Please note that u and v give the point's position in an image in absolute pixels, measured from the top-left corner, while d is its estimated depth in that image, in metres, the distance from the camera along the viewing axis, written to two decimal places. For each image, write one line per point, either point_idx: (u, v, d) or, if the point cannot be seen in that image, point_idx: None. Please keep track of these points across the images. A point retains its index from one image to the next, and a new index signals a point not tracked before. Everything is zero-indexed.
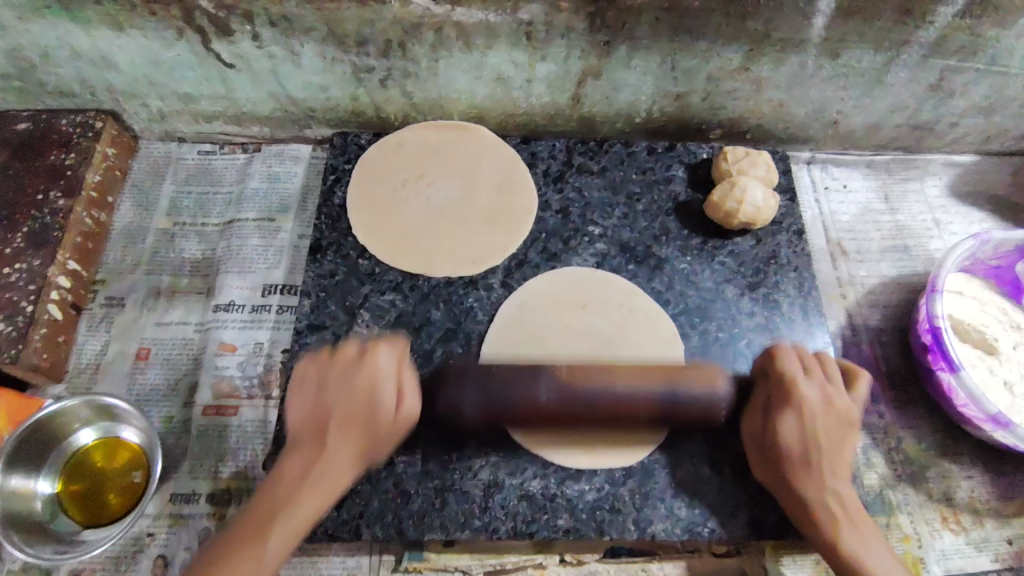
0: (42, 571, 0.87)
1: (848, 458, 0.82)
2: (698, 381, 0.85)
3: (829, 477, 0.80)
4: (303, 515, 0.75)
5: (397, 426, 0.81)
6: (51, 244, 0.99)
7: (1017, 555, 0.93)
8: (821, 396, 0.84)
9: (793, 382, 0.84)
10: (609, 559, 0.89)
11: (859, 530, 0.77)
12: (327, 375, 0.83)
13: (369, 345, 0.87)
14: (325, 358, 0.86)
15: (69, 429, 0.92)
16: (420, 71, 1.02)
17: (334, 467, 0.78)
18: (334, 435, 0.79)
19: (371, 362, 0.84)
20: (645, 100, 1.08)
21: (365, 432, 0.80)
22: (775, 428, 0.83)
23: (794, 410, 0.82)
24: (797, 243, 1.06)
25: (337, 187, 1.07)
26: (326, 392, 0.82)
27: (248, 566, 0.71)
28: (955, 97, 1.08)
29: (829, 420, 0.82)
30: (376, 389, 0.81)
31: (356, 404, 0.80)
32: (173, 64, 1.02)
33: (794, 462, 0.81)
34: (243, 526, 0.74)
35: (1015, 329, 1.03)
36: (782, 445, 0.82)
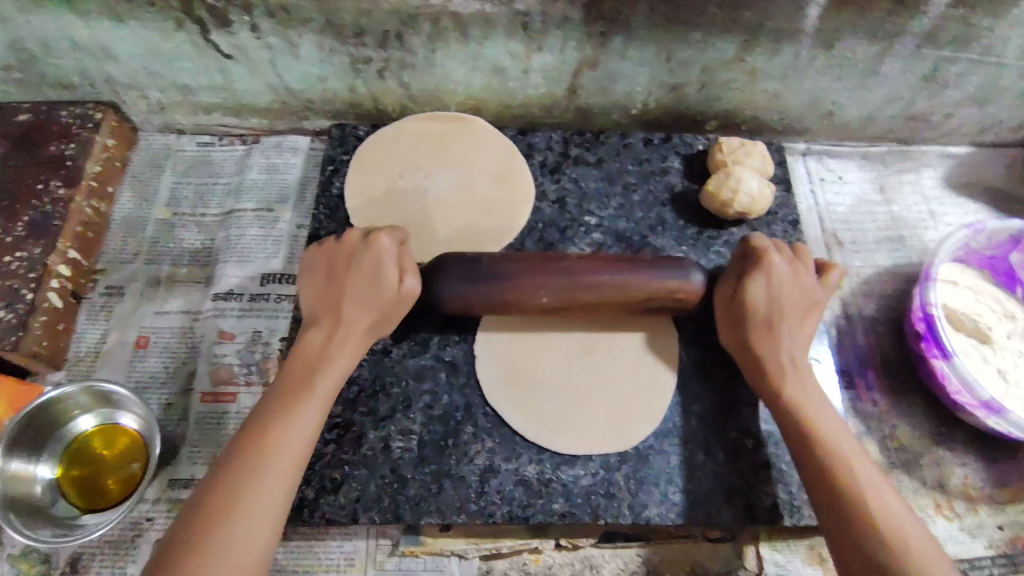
0: (42, 555, 0.88)
1: (810, 326, 0.83)
2: (668, 266, 0.84)
3: (787, 343, 0.81)
4: (334, 374, 0.78)
5: (401, 300, 0.82)
6: (52, 233, 1.00)
7: (1010, 542, 0.93)
8: (790, 266, 0.83)
9: (765, 254, 0.82)
10: (604, 544, 0.90)
11: (807, 384, 0.79)
12: (335, 262, 0.83)
13: (375, 228, 0.85)
14: (330, 245, 0.84)
15: (69, 415, 0.92)
16: (418, 62, 1.02)
17: (348, 340, 0.80)
18: (348, 312, 0.80)
19: (375, 244, 0.82)
20: (641, 91, 1.08)
21: (376, 313, 0.81)
22: (746, 287, 0.81)
23: (763, 278, 0.81)
24: (792, 232, 1.06)
25: (335, 178, 1.08)
26: (332, 279, 0.82)
27: (296, 425, 0.73)
28: (949, 88, 1.09)
29: (796, 292, 0.82)
30: (381, 267, 0.81)
31: (360, 282, 0.81)
32: (172, 55, 1.03)
33: (758, 320, 0.81)
34: (283, 391, 0.76)
35: (1009, 318, 1.03)
36: (751, 303, 0.81)
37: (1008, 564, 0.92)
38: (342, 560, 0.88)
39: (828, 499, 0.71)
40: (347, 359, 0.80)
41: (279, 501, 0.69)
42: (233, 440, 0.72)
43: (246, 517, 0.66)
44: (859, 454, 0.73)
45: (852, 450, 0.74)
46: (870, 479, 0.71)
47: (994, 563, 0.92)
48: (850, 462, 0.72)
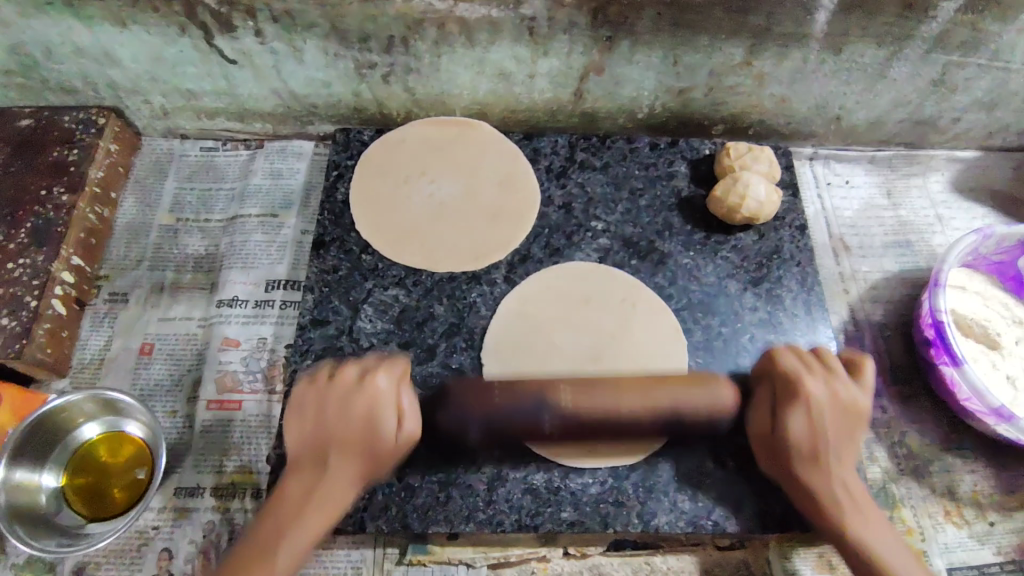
0: (47, 565, 0.87)
1: (855, 444, 0.83)
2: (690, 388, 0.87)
3: (835, 469, 0.80)
4: (304, 538, 0.74)
5: (397, 449, 0.81)
6: (55, 239, 0.99)
7: (1020, 549, 0.93)
8: (827, 387, 0.84)
9: (801, 384, 0.83)
10: (613, 552, 0.89)
11: (863, 514, 0.78)
12: (324, 402, 0.81)
13: (369, 367, 0.85)
14: (321, 387, 0.83)
15: (74, 424, 0.92)
16: (423, 67, 1.02)
17: (335, 494, 0.77)
18: (336, 461, 0.78)
19: (370, 386, 0.82)
20: (647, 96, 1.08)
21: (369, 462, 0.79)
22: (783, 420, 0.82)
23: (802, 408, 0.82)
24: (800, 238, 1.06)
25: (339, 183, 1.07)
26: (327, 411, 0.80)
27: (268, 572, 0.71)
28: (957, 92, 1.08)
29: (837, 419, 0.82)
30: (377, 413, 0.80)
31: (356, 427, 0.79)
32: (176, 60, 1.02)
33: (800, 455, 0.81)
34: (246, 557, 0.72)
35: (1018, 324, 1.03)
36: (789, 436, 0.81)
37: (1018, 572, 0.91)
38: (349, 570, 0.88)
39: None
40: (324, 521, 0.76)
41: None
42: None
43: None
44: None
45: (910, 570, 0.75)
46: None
47: (1005, 571, 0.91)
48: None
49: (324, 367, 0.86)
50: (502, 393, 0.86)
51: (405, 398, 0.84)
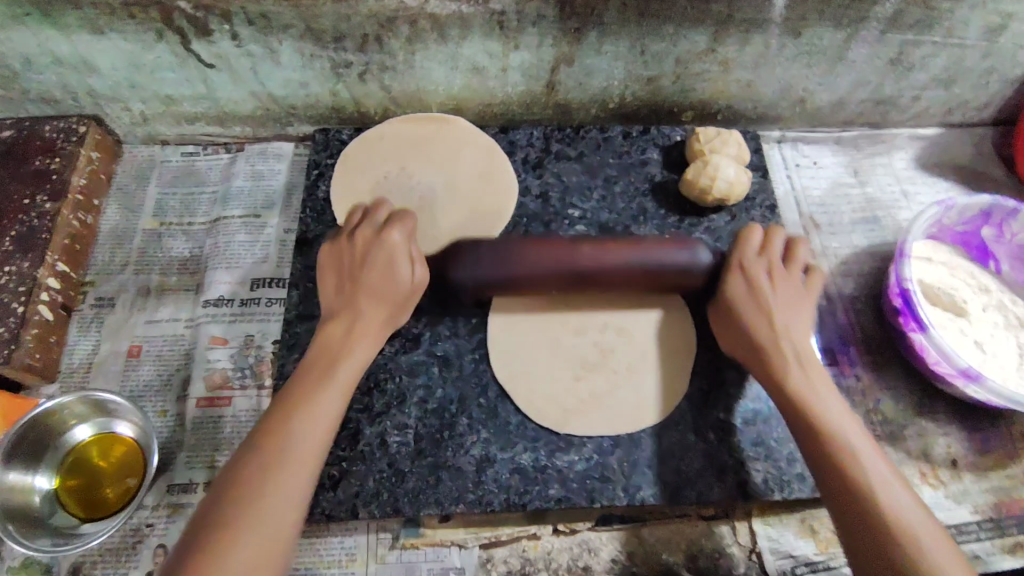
0: (42, 566, 0.88)
1: (795, 315, 0.85)
2: (670, 244, 0.88)
3: (779, 340, 0.83)
4: (352, 367, 0.81)
5: (415, 289, 0.87)
6: (39, 246, 1.01)
7: (995, 506, 0.96)
8: (768, 276, 0.86)
9: (740, 262, 0.87)
10: (601, 527, 0.92)
11: (792, 338, 0.83)
12: (344, 262, 0.86)
13: (384, 220, 0.89)
14: (340, 245, 0.88)
15: (66, 426, 0.93)
16: (398, 64, 1.04)
17: (366, 336, 0.84)
18: (364, 300, 0.84)
19: (387, 237, 0.86)
20: (617, 85, 1.11)
21: (393, 305, 0.86)
22: (725, 282, 0.87)
23: (746, 281, 0.86)
24: (770, 217, 1.09)
25: (320, 182, 1.09)
26: (349, 265, 0.86)
27: (316, 412, 0.76)
28: (915, 71, 1.12)
29: (787, 293, 0.86)
30: (395, 268, 0.85)
31: (377, 279, 0.85)
32: (153, 66, 1.04)
33: (760, 319, 0.84)
34: (292, 395, 0.77)
35: (984, 291, 1.07)
36: (734, 311, 0.86)
37: (995, 528, 0.95)
38: (344, 556, 0.90)
39: (815, 443, 0.76)
40: (368, 349, 0.84)
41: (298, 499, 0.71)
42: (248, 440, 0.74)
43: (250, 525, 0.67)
44: (853, 430, 0.77)
45: (858, 442, 0.75)
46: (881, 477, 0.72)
47: (982, 528, 0.95)
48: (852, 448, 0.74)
49: (339, 230, 0.91)
50: (536, 251, 0.87)
51: (418, 252, 0.88)
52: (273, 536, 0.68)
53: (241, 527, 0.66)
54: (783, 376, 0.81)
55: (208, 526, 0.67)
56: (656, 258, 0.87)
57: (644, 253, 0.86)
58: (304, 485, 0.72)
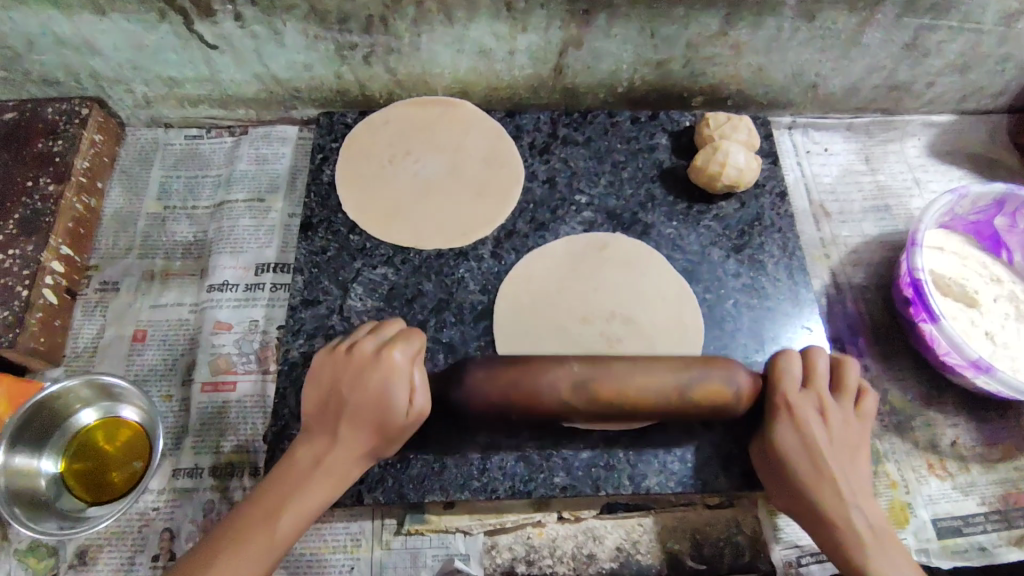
0: (50, 548, 0.89)
1: (855, 466, 0.77)
2: (716, 366, 0.76)
3: (838, 483, 0.76)
4: (307, 505, 0.72)
5: (409, 423, 0.76)
6: (43, 229, 1.00)
7: (1002, 498, 0.95)
8: (822, 420, 0.78)
9: (789, 402, 0.78)
10: (606, 515, 0.92)
11: (850, 484, 0.76)
12: (340, 378, 0.76)
13: (388, 338, 0.79)
14: (336, 358, 0.77)
15: (71, 410, 0.93)
16: (403, 46, 1.02)
17: (342, 468, 0.74)
18: (346, 429, 0.74)
19: (388, 359, 0.75)
20: (626, 69, 1.09)
21: (379, 435, 0.75)
22: (772, 434, 0.79)
23: (794, 427, 0.78)
24: (780, 204, 1.07)
25: (325, 166, 1.08)
26: (343, 383, 0.75)
27: (248, 552, 0.69)
28: (930, 56, 1.10)
29: (842, 430, 0.78)
30: (391, 391, 0.74)
31: (365, 407, 0.74)
32: (156, 47, 1.02)
33: (811, 462, 0.76)
34: (248, 511, 0.72)
35: (995, 281, 1.06)
36: (787, 463, 0.78)
37: (1002, 520, 0.94)
38: (349, 541, 0.90)
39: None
40: (330, 489, 0.74)
41: None
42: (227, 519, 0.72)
43: None
44: None
45: None
46: None
47: (988, 519, 0.94)
48: None
49: (340, 338, 0.81)
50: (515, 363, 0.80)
51: (420, 371, 0.78)
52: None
53: None
54: (837, 526, 0.74)
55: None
56: (701, 378, 0.75)
57: (699, 377, 0.75)
58: None
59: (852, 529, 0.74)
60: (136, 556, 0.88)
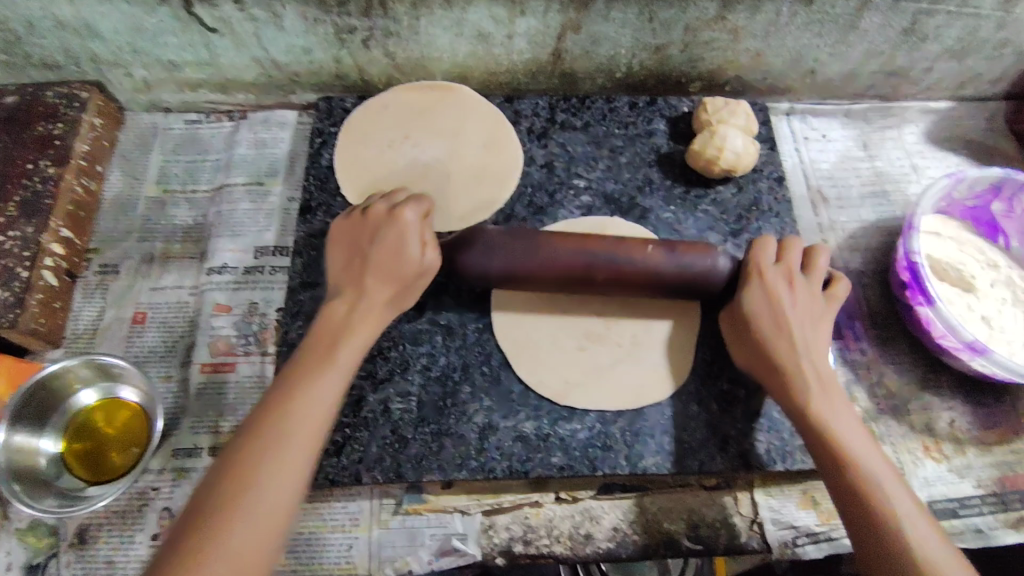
0: (50, 527, 0.89)
1: (818, 334, 0.82)
2: (695, 251, 0.84)
3: (799, 352, 0.80)
4: (355, 345, 0.77)
5: (424, 272, 0.82)
6: (43, 211, 1.01)
7: (998, 481, 0.96)
8: (789, 288, 0.83)
9: (758, 270, 0.84)
10: (603, 495, 0.92)
11: (813, 355, 0.81)
12: (359, 238, 0.82)
13: (397, 202, 0.85)
14: (354, 219, 0.84)
15: (71, 390, 0.94)
16: (402, 30, 1.03)
17: (375, 311, 0.80)
18: (372, 281, 0.80)
19: (400, 216, 0.81)
20: (625, 54, 1.09)
21: (400, 286, 0.81)
22: (741, 298, 0.83)
23: (763, 293, 0.82)
24: (778, 189, 1.08)
25: (324, 150, 1.08)
26: (362, 242, 0.82)
27: (308, 398, 0.72)
28: (928, 41, 1.10)
29: (805, 301, 0.83)
30: (406, 241, 0.80)
31: (387, 256, 0.80)
32: (155, 31, 1.02)
33: (771, 328, 0.81)
34: (298, 368, 0.74)
35: (992, 266, 1.06)
36: (750, 317, 0.82)
37: (997, 502, 0.95)
38: (347, 521, 0.91)
39: (828, 459, 0.75)
40: (366, 333, 0.79)
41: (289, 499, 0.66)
42: (247, 420, 0.71)
43: (246, 505, 0.64)
44: (872, 452, 0.74)
45: (876, 460, 0.73)
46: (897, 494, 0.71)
47: (984, 502, 0.95)
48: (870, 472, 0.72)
49: (357, 205, 0.87)
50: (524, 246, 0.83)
51: (429, 231, 0.83)
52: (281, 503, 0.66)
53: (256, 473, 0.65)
54: (794, 392, 0.79)
55: (199, 510, 0.64)
56: (688, 265, 0.83)
57: (674, 262, 0.83)
58: (305, 468, 0.69)
59: (817, 402, 0.78)
60: (136, 535, 0.89)
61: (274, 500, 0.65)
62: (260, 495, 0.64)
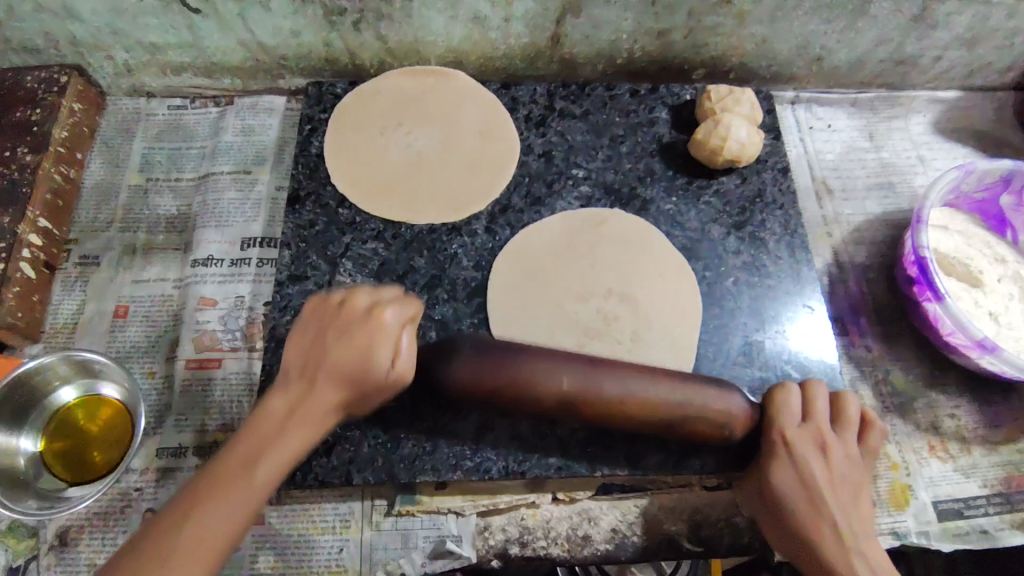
0: (29, 529, 0.86)
1: (860, 509, 0.76)
2: (713, 391, 0.76)
3: (846, 537, 0.73)
4: (284, 458, 0.65)
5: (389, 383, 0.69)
6: (20, 200, 0.97)
7: (1004, 481, 0.94)
8: (823, 461, 0.76)
9: (784, 441, 0.77)
10: (602, 496, 0.90)
11: (861, 541, 0.73)
12: (327, 327, 0.70)
13: (383, 295, 0.73)
14: (328, 306, 0.72)
15: (49, 387, 0.90)
16: (395, 12, 0.98)
17: (318, 420, 0.67)
18: (324, 384, 0.67)
19: (377, 317, 0.70)
20: (626, 39, 1.05)
21: (356, 392, 0.68)
22: (771, 483, 0.77)
23: (793, 468, 0.76)
24: (782, 180, 1.04)
25: (313, 137, 1.04)
26: (326, 338, 0.69)
27: (216, 515, 0.61)
28: (938, 28, 1.07)
29: (843, 469, 0.77)
30: (375, 347, 0.68)
31: (349, 358, 0.67)
32: (136, 11, 0.97)
33: (811, 506, 0.74)
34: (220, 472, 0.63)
35: (1000, 261, 1.03)
36: (781, 499, 0.76)
37: (1003, 503, 0.93)
38: (338, 523, 0.88)
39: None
40: (304, 442, 0.66)
41: None
42: (214, 458, 0.65)
43: None
44: None
45: None
46: None
47: (990, 502, 0.93)
48: None
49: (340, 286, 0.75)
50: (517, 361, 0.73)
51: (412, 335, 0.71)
52: (206, 552, 0.60)
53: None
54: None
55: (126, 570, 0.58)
56: (691, 396, 0.74)
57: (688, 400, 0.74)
58: None
59: None
60: (118, 537, 0.86)
61: (191, 571, 0.59)
62: (183, 549, 0.59)
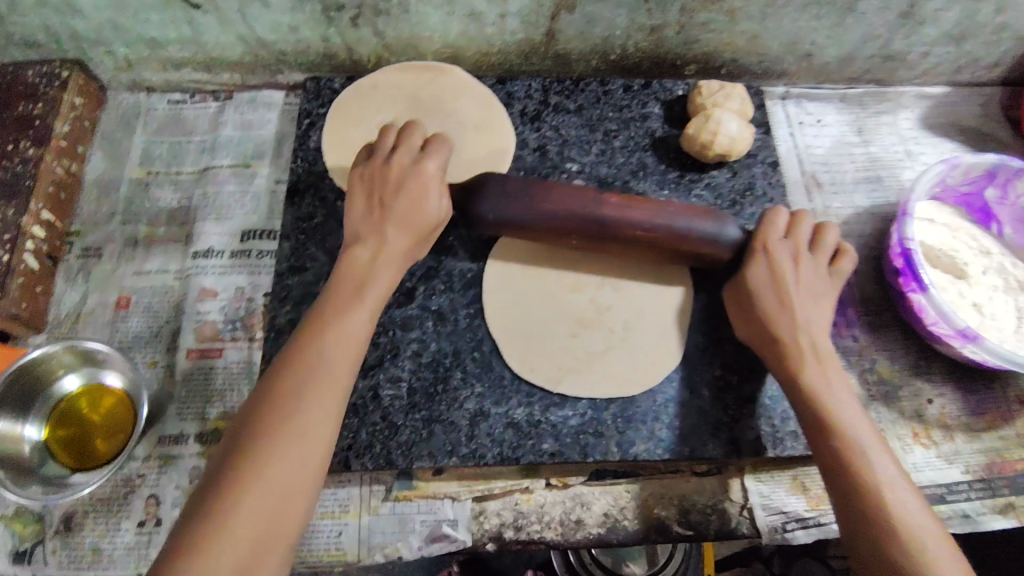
0: (35, 514, 0.88)
1: (823, 312, 0.83)
2: (698, 214, 0.86)
3: (802, 334, 0.81)
4: (359, 320, 0.75)
5: (439, 221, 0.84)
6: (24, 193, 0.98)
7: (987, 467, 0.97)
8: (794, 267, 0.84)
9: (764, 244, 0.85)
10: (594, 481, 0.92)
11: (821, 354, 0.80)
12: (377, 176, 0.81)
13: (421, 147, 0.84)
14: (376, 163, 0.82)
15: (53, 376, 0.92)
16: (392, 9, 1.00)
17: (379, 265, 0.78)
18: (392, 230, 0.80)
19: (421, 166, 0.81)
20: (619, 35, 1.07)
21: (419, 234, 0.81)
22: (746, 275, 0.85)
23: (767, 270, 0.83)
24: (772, 174, 1.07)
25: (312, 132, 1.06)
26: (380, 182, 0.81)
27: (319, 360, 0.70)
28: (926, 26, 1.09)
29: (812, 277, 0.84)
30: (427, 195, 0.80)
31: (406, 206, 0.80)
32: (136, 7, 0.99)
33: (775, 306, 0.82)
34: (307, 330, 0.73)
35: (985, 253, 1.06)
36: (750, 294, 0.84)
37: (985, 488, 0.95)
38: (337, 508, 0.90)
39: (821, 439, 0.76)
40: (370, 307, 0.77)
41: (302, 471, 0.65)
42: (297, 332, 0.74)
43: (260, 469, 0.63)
44: (879, 452, 0.74)
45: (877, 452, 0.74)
46: (895, 489, 0.71)
47: (972, 488, 0.95)
48: (870, 463, 0.72)
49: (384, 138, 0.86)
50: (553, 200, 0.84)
51: (448, 187, 0.85)
52: (328, 394, 0.69)
53: (278, 425, 0.66)
54: (802, 375, 0.79)
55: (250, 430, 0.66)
56: (681, 224, 0.84)
57: (678, 221, 0.84)
58: (321, 433, 0.67)
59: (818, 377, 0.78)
60: (123, 522, 0.88)
61: (314, 419, 0.67)
62: (302, 397, 0.68)
